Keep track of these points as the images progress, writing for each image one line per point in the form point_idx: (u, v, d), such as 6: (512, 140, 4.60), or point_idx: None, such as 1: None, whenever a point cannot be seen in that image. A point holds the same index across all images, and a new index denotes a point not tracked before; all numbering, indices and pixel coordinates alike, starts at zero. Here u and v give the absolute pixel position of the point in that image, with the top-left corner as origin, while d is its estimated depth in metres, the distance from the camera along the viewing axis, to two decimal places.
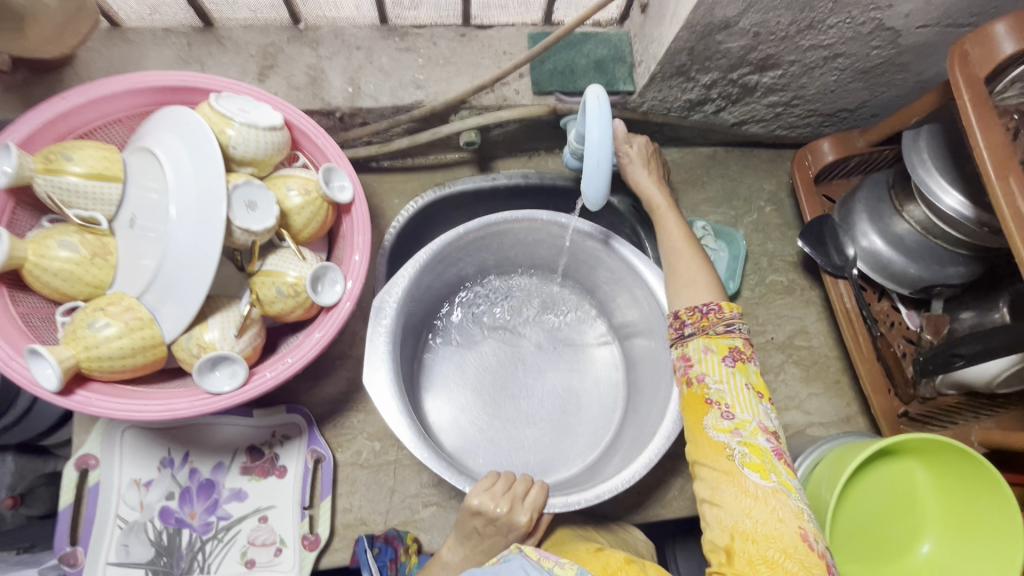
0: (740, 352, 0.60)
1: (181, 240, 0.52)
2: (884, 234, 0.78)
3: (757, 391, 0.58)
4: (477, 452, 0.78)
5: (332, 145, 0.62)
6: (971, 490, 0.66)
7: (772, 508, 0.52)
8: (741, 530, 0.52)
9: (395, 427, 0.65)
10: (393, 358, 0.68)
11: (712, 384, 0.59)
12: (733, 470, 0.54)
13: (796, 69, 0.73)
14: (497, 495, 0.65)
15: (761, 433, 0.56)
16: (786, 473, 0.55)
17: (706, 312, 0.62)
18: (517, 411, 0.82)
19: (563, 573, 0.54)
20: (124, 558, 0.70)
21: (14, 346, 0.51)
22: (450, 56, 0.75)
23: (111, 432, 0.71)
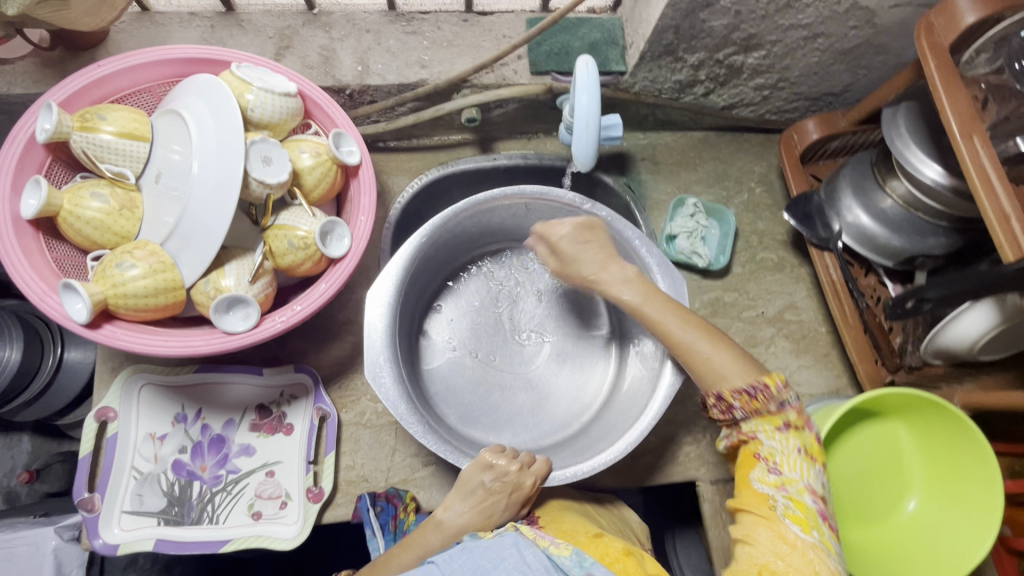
0: (794, 423, 0.60)
1: (202, 191, 0.56)
2: (868, 209, 0.81)
3: (810, 455, 0.59)
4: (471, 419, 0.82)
5: (342, 114, 0.67)
6: (953, 447, 0.68)
7: (806, 557, 0.52)
8: (768, 567, 0.52)
9: (390, 402, 0.68)
10: (392, 330, 0.72)
11: (764, 443, 0.60)
12: (774, 516, 0.55)
13: (778, 50, 0.77)
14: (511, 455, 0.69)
15: (808, 493, 0.57)
16: (829, 534, 0.55)
17: (753, 393, 0.60)
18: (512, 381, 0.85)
19: (557, 551, 0.59)
20: (137, 507, 0.73)
21: (48, 285, 0.56)
22: (453, 38, 0.80)
23: (130, 386, 0.75)
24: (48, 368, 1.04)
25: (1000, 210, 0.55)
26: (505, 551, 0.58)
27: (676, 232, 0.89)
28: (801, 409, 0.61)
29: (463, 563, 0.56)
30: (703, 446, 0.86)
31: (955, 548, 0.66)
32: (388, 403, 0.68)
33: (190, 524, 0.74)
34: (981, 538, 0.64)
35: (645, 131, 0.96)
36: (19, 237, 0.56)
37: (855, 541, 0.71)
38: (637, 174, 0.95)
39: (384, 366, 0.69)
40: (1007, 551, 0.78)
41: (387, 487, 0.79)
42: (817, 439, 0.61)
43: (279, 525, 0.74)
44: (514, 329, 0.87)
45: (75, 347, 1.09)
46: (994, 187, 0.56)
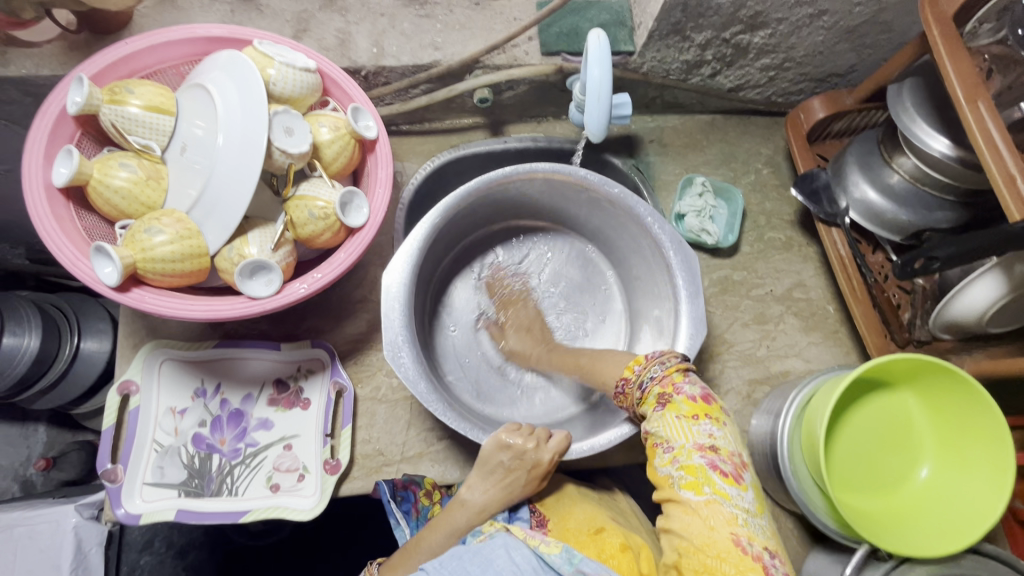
0: (665, 395, 0.60)
1: (227, 161, 0.58)
2: (874, 184, 0.83)
3: (691, 416, 0.57)
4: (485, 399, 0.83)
5: (359, 91, 0.69)
6: (959, 411, 0.69)
7: (704, 518, 0.53)
8: (683, 546, 0.54)
9: (409, 380, 0.65)
10: (407, 301, 0.68)
11: (651, 431, 0.59)
12: (673, 495, 0.56)
13: (784, 28, 0.79)
14: (524, 433, 0.69)
15: (697, 454, 0.56)
16: (725, 481, 0.55)
17: (622, 390, 0.65)
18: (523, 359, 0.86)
19: (548, 550, 0.63)
20: (159, 479, 0.74)
21: (80, 251, 0.58)
22: (466, 21, 0.82)
23: (151, 361, 0.77)
24: (65, 357, 1.05)
25: (1005, 170, 0.56)
26: (495, 553, 0.61)
27: (685, 211, 0.90)
28: (660, 374, 0.61)
29: (454, 568, 0.59)
30: None
31: (970, 510, 0.66)
32: (405, 379, 0.66)
33: (210, 496, 0.75)
34: (996, 498, 0.64)
35: (653, 114, 0.98)
36: (51, 204, 0.58)
37: (870, 510, 0.71)
38: (645, 156, 0.96)
39: (399, 343, 0.66)
40: (1017, 520, 0.78)
41: (403, 461, 0.80)
42: (693, 398, 0.58)
43: (296, 497, 0.75)
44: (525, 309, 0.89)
45: (91, 337, 1.10)
46: (999, 149, 0.57)
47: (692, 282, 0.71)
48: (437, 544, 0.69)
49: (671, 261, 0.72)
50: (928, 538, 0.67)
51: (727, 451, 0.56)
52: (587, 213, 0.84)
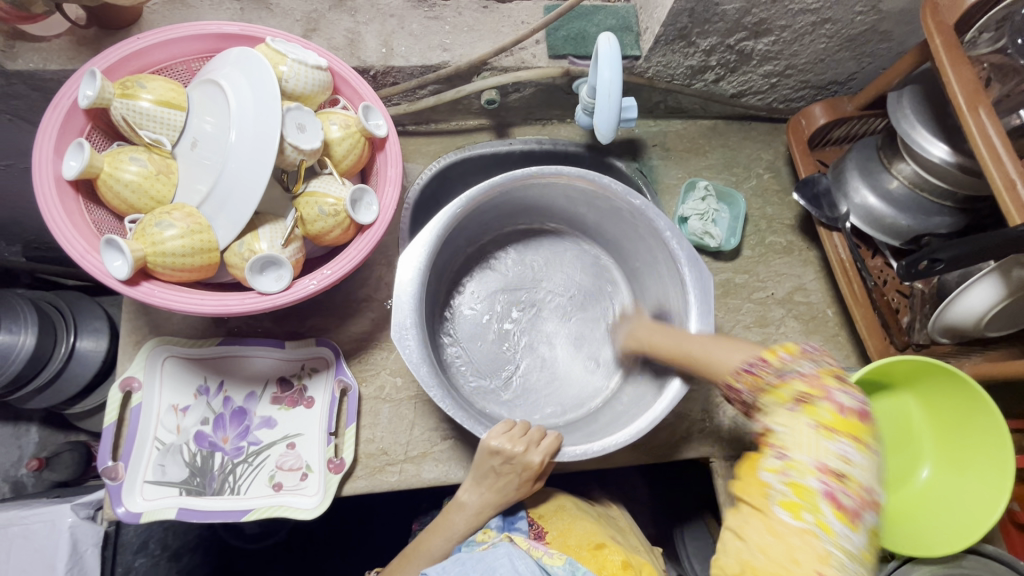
0: (805, 395, 0.53)
1: (239, 157, 0.58)
2: (875, 190, 0.84)
3: (828, 429, 0.50)
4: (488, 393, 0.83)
5: (369, 89, 0.69)
6: (954, 406, 0.70)
7: (790, 546, 0.47)
8: (751, 563, 0.48)
9: (412, 363, 0.65)
10: (418, 290, 0.68)
11: (774, 429, 0.53)
12: (765, 507, 0.49)
13: (787, 35, 0.80)
14: (515, 437, 0.67)
15: (817, 475, 0.48)
16: (836, 515, 0.47)
17: (753, 369, 0.58)
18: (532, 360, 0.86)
19: (551, 561, 0.66)
20: (160, 477, 0.74)
21: (89, 244, 0.58)
22: (474, 24, 0.83)
23: (154, 358, 0.76)
24: (61, 356, 1.04)
25: (1006, 176, 0.57)
26: (498, 561, 0.63)
27: (688, 214, 0.91)
28: (810, 379, 0.54)
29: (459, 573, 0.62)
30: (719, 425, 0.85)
31: (971, 512, 0.67)
32: (410, 364, 0.65)
33: (211, 495, 0.74)
34: (996, 499, 0.65)
35: (656, 119, 0.99)
36: (61, 197, 0.58)
37: None
38: (648, 160, 0.97)
39: (403, 336, 0.66)
40: (1015, 523, 0.79)
41: (406, 461, 0.80)
42: (839, 413, 0.50)
43: (299, 496, 0.75)
44: (533, 309, 0.89)
45: (88, 336, 1.10)
46: (1000, 157, 0.58)
47: (705, 301, 0.70)
48: (434, 547, 0.70)
49: (680, 262, 0.72)
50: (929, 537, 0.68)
51: (856, 483, 0.47)
52: (599, 217, 0.85)
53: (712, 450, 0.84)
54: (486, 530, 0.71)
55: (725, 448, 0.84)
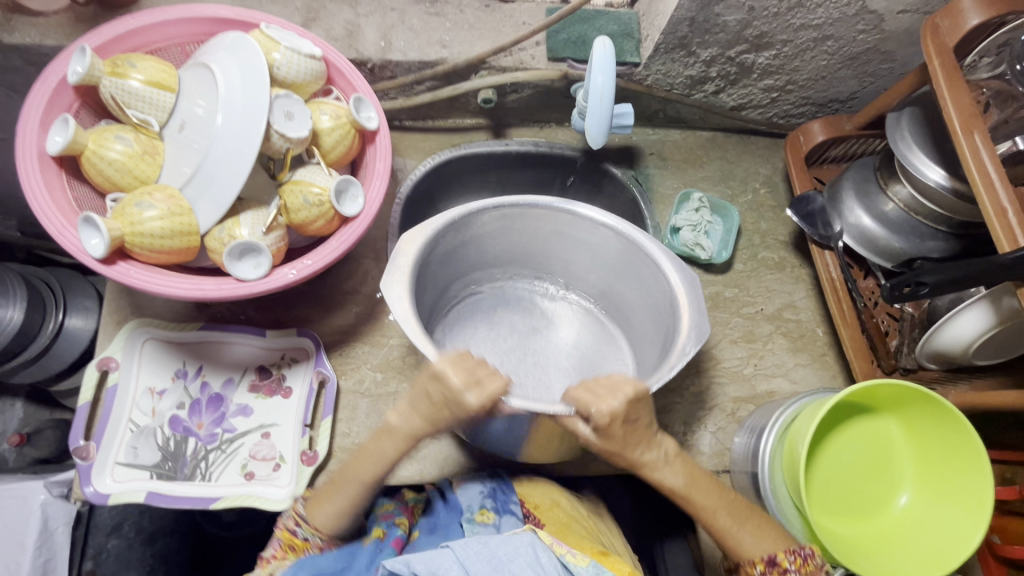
0: None
1: (224, 142, 0.58)
2: (869, 211, 0.83)
3: None
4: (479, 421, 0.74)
5: (364, 82, 0.69)
6: (926, 429, 0.70)
7: None
8: None
9: (403, 318, 0.59)
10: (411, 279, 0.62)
11: None
12: None
13: (789, 50, 0.79)
14: (462, 367, 0.56)
15: None
16: None
17: (804, 555, 0.63)
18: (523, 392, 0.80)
19: (574, 561, 0.59)
20: (131, 460, 0.73)
21: (68, 221, 0.58)
22: (475, 22, 0.83)
23: (133, 339, 0.76)
24: (49, 333, 1.04)
25: (998, 204, 0.57)
26: (519, 550, 0.57)
27: (681, 225, 0.90)
28: None
29: (479, 551, 0.56)
30: (701, 440, 0.84)
31: (948, 541, 0.66)
32: (400, 319, 0.59)
33: (182, 480, 0.74)
34: (973, 527, 0.64)
35: (655, 127, 0.99)
36: (43, 171, 0.58)
37: (851, 537, 0.71)
38: (644, 168, 0.97)
39: (400, 313, 0.59)
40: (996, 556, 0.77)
41: None
42: None
43: (270, 487, 0.74)
44: (525, 360, 0.83)
45: (76, 314, 1.10)
46: (994, 184, 0.57)
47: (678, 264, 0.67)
48: (367, 474, 0.63)
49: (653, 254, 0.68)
50: (904, 565, 0.67)
51: None
52: (586, 260, 0.81)
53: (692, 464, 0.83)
54: (484, 512, 0.71)
55: (704, 464, 0.83)
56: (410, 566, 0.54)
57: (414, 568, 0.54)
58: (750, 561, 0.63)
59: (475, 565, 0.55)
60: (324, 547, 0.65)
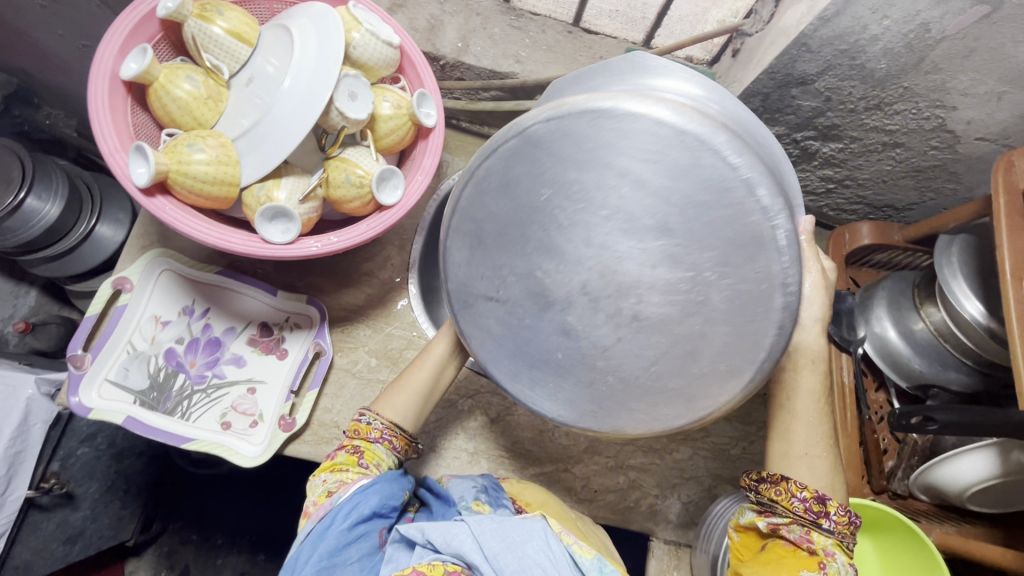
0: None
1: (286, 105, 0.60)
2: (897, 325, 0.81)
3: None
4: (732, 181, 0.42)
5: (432, 79, 0.70)
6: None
7: None
8: None
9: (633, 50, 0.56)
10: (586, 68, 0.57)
11: (838, 561, 0.58)
12: None
13: (856, 147, 0.78)
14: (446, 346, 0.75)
15: None
16: None
17: (851, 521, 0.60)
18: (693, 254, 0.43)
19: (580, 552, 0.57)
20: (120, 380, 0.75)
21: (122, 144, 0.59)
22: (554, 45, 0.84)
23: (152, 267, 0.78)
24: (78, 234, 1.09)
25: None
26: (527, 538, 0.55)
27: None
28: None
29: (493, 529, 0.55)
30: (670, 507, 0.83)
31: None
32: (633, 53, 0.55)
33: (162, 413, 0.75)
34: None
35: None
36: (111, 92, 0.60)
37: None
38: None
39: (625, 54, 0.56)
40: None
41: None
42: None
43: (243, 441, 0.75)
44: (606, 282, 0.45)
45: (107, 223, 1.15)
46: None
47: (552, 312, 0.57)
48: (411, 388, 0.73)
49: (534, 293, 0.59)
50: None
51: None
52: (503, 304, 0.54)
53: (655, 529, 0.82)
54: (477, 504, 0.68)
55: (665, 531, 0.82)
56: (425, 533, 0.56)
57: (431, 535, 0.55)
58: (800, 485, 0.61)
59: (489, 543, 0.54)
60: (385, 432, 0.69)
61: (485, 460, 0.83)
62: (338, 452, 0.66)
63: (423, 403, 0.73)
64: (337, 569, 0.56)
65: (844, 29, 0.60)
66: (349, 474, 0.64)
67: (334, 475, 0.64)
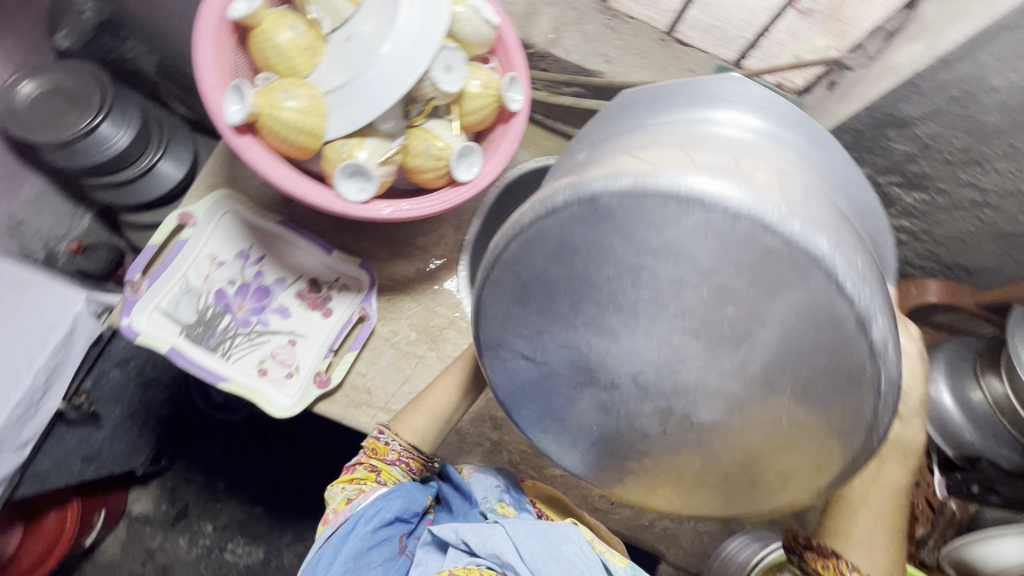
0: None
1: (381, 67, 0.60)
2: (953, 392, 0.78)
3: None
4: (836, 317, 0.35)
5: (523, 64, 0.70)
6: None
7: None
8: None
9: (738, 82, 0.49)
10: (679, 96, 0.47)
11: None
12: None
13: (941, 201, 0.75)
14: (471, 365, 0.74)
15: None
16: None
17: None
18: (772, 378, 0.37)
19: (611, 559, 0.61)
20: (170, 311, 0.76)
21: (219, 80, 0.61)
22: (645, 50, 0.83)
23: (217, 208, 0.79)
24: (141, 167, 1.13)
25: None
26: (563, 539, 0.59)
27: None
28: None
29: (528, 534, 0.59)
30: (683, 535, 0.81)
31: None
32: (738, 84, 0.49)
33: (204, 350, 0.76)
34: None
35: None
36: (217, 27, 0.61)
37: None
38: None
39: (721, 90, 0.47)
40: None
41: (382, 410, 0.79)
42: None
43: (277, 390, 0.77)
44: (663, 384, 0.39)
45: (170, 160, 1.18)
46: None
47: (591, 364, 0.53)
48: (433, 404, 0.74)
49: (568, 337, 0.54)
50: None
51: None
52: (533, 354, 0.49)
53: (665, 552, 0.81)
54: (503, 506, 0.70)
55: (674, 555, 0.81)
56: (459, 535, 0.61)
57: (466, 538, 0.60)
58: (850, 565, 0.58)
59: (525, 544, 0.58)
60: (403, 454, 0.71)
61: (507, 452, 0.83)
62: (357, 465, 0.70)
63: (441, 424, 0.74)
64: (363, 570, 0.61)
65: (963, 75, 0.58)
66: (367, 486, 0.69)
67: (350, 485, 0.69)
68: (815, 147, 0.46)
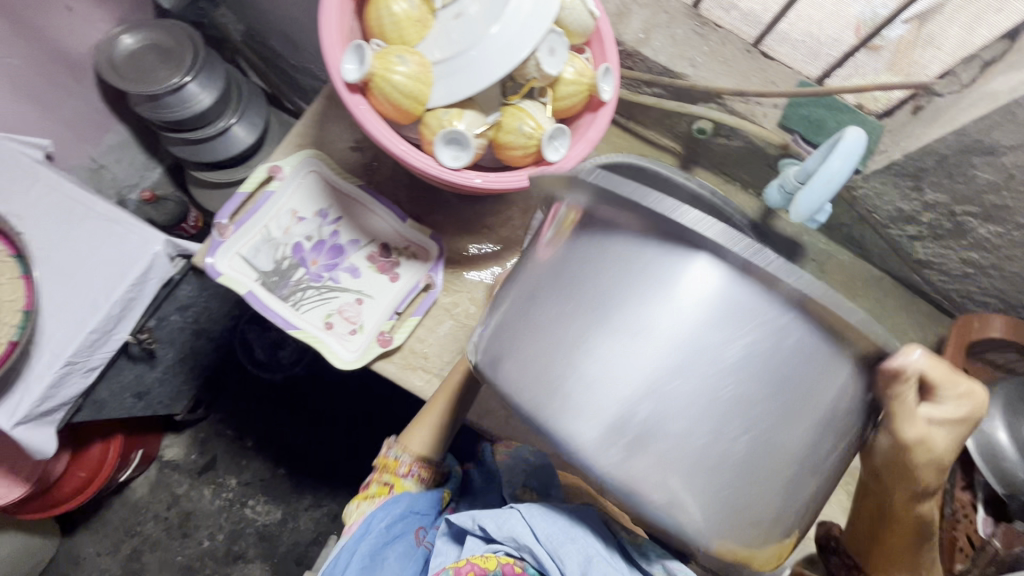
0: None
1: (488, 44, 0.63)
2: (1010, 428, 0.77)
3: None
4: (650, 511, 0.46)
5: (617, 57, 0.72)
6: None
7: None
8: None
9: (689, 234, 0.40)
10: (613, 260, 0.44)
11: None
12: None
13: (1017, 235, 0.75)
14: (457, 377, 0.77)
15: None
16: None
17: None
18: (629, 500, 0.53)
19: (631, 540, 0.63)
20: (250, 258, 0.80)
21: (337, 42, 0.65)
22: (731, 59, 0.85)
23: (303, 165, 0.84)
24: (217, 127, 1.18)
25: None
26: (578, 526, 0.61)
27: None
28: None
29: (546, 518, 0.61)
30: None
31: None
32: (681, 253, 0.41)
33: (278, 298, 0.80)
34: None
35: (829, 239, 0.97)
36: None
37: None
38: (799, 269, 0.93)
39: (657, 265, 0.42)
40: None
41: (436, 377, 0.82)
42: None
43: (341, 344, 0.80)
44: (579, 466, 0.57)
45: (245, 125, 1.23)
46: None
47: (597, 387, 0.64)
48: (429, 423, 0.79)
49: None
50: None
51: None
52: None
53: None
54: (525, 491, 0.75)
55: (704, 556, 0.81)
56: (477, 521, 0.63)
57: (484, 524, 0.62)
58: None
59: (542, 529, 0.60)
60: (413, 466, 0.78)
61: None
62: (370, 482, 0.77)
63: (442, 437, 0.79)
64: (379, 567, 0.69)
65: None
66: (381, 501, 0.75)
67: (364, 502, 0.76)
68: (748, 336, 0.41)
